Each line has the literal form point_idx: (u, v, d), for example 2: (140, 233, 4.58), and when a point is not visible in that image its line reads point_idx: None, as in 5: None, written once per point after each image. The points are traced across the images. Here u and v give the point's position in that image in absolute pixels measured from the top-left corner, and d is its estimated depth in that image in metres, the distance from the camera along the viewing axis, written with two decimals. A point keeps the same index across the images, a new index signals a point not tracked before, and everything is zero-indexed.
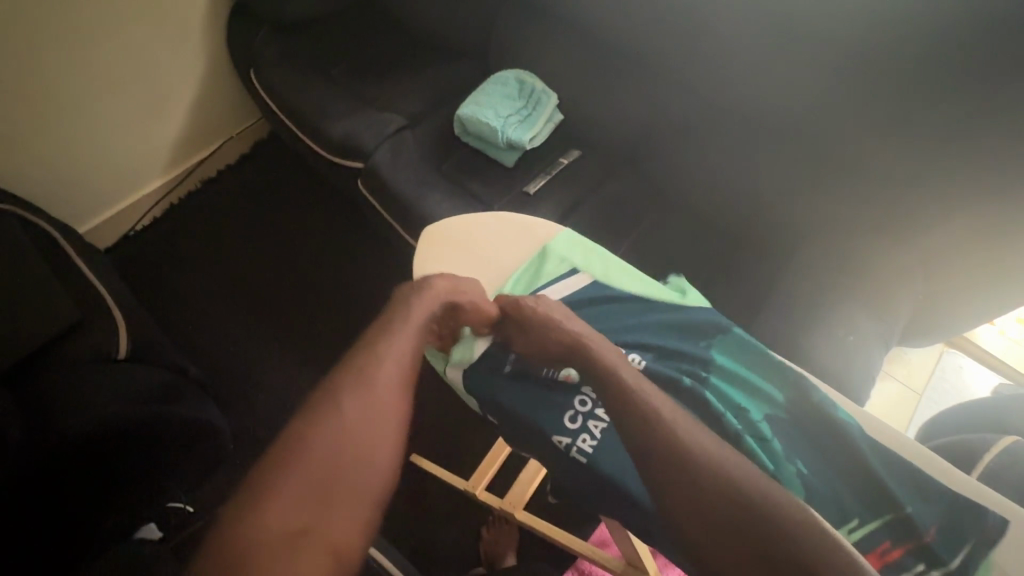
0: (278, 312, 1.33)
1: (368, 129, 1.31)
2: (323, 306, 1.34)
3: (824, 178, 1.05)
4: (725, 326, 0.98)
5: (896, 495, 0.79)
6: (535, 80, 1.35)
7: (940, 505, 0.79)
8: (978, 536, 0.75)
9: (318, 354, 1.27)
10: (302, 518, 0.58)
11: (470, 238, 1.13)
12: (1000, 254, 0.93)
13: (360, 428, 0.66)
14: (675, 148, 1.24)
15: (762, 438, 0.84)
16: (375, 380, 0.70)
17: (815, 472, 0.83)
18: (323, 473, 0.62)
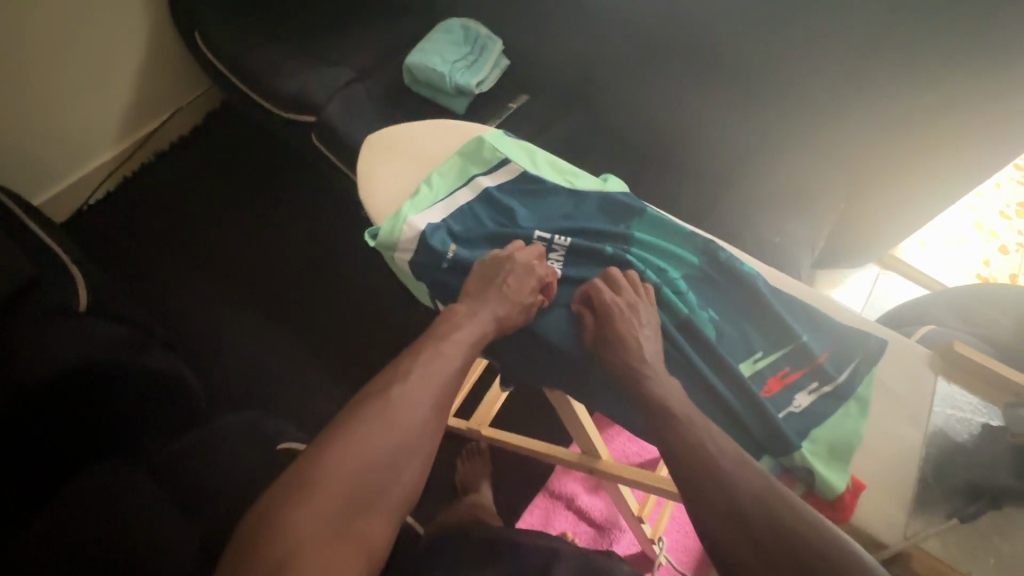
0: (252, 280, 1.50)
1: (318, 82, 1.37)
2: (293, 269, 1.52)
3: (750, 101, 1.17)
4: (642, 205, 0.84)
5: (791, 325, 0.74)
6: (480, 27, 1.40)
7: (838, 340, 0.74)
8: (861, 354, 0.72)
9: (288, 313, 1.46)
10: (334, 532, 0.53)
11: (403, 144, 0.93)
12: (909, 137, 1.08)
13: (399, 442, 0.60)
14: (613, 85, 1.32)
15: (676, 290, 0.76)
16: (416, 390, 0.63)
17: (725, 317, 0.76)
18: (357, 486, 0.56)
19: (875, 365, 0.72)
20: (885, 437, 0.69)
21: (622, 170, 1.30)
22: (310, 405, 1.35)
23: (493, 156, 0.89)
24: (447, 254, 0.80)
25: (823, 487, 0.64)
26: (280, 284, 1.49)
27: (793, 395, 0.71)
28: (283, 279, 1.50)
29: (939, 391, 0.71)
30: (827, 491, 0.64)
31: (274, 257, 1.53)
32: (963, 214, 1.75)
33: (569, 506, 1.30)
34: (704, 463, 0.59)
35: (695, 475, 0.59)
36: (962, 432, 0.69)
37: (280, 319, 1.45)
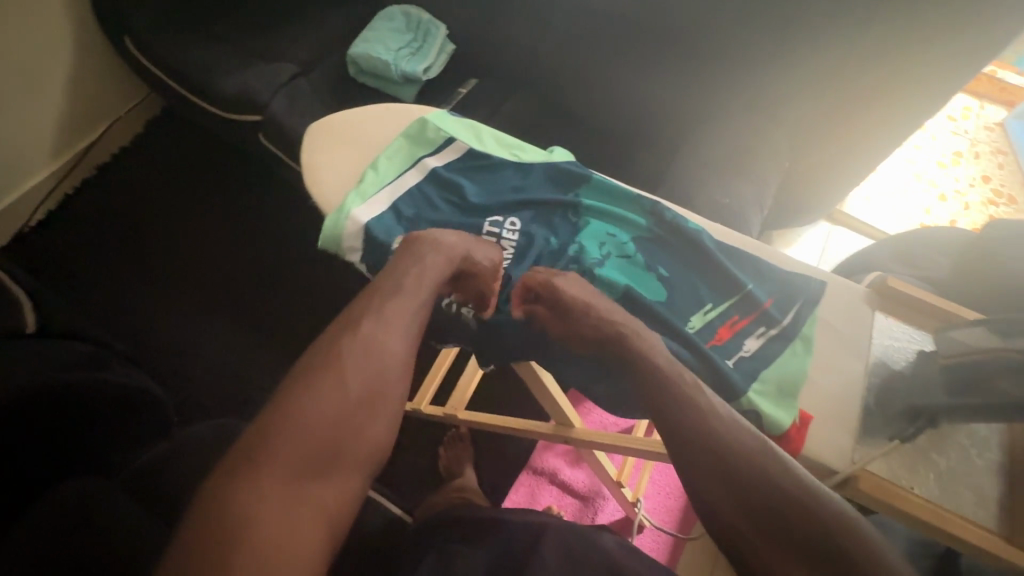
0: (212, 286, 1.46)
1: (262, 80, 1.33)
2: (253, 272, 1.49)
3: (695, 69, 1.19)
4: (588, 172, 0.83)
5: (737, 276, 0.75)
6: (421, 13, 1.39)
7: (783, 287, 0.75)
8: (805, 297, 0.74)
9: (251, 317, 1.43)
10: (295, 490, 0.53)
11: (346, 131, 0.88)
12: (847, 89, 1.12)
13: (363, 396, 0.59)
14: (561, 62, 1.32)
15: (625, 253, 0.76)
16: (377, 343, 0.62)
17: (675, 275, 0.76)
18: (317, 444, 0.55)
19: (817, 307, 0.74)
20: (828, 374, 0.70)
21: (576, 147, 1.31)
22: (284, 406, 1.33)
23: (438, 136, 0.85)
24: (393, 245, 0.74)
25: (769, 425, 0.65)
26: (242, 289, 1.46)
27: (742, 341, 0.72)
28: (244, 284, 1.47)
29: (876, 326, 0.73)
30: (772, 428, 0.65)
31: (232, 261, 1.50)
32: (903, 167, 1.83)
33: (552, 481, 1.32)
34: (692, 424, 0.59)
35: (685, 439, 0.59)
36: (898, 359, 0.71)
37: (245, 324, 1.42)
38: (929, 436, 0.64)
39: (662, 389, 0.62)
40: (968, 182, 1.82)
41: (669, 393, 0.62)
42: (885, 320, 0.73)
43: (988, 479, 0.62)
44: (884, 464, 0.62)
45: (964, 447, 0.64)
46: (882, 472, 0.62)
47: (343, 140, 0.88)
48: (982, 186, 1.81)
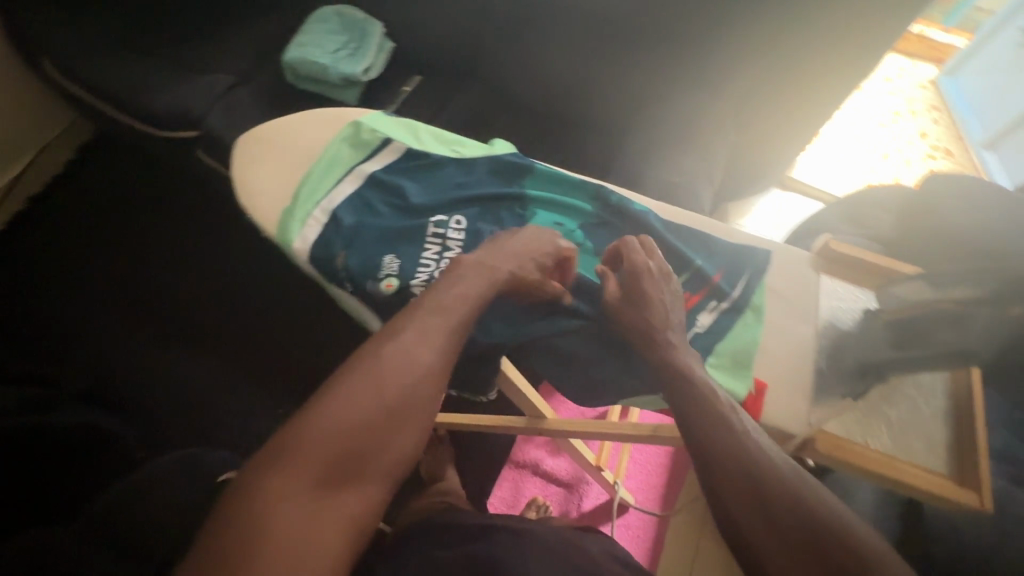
0: (165, 312, 1.39)
1: (194, 93, 1.26)
2: (207, 294, 1.42)
3: (638, 49, 1.19)
4: (530, 162, 0.80)
5: (686, 254, 0.74)
6: (356, 12, 1.35)
7: (730, 260, 0.75)
8: (753, 268, 0.74)
9: (208, 340, 1.37)
10: (315, 495, 0.49)
11: (278, 137, 0.83)
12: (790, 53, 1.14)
13: (397, 403, 0.54)
14: (503, 51, 1.29)
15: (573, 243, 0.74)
16: (412, 348, 0.57)
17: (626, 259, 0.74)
18: (342, 448, 0.50)
19: (764, 277, 0.74)
20: (782, 342, 0.70)
21: (527, 135, 1.30)
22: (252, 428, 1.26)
23: (373, 138, 0.81)
24: (336, 261, 0.71)
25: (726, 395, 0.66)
26: (199, 311, 1.40)
27: (696, 320, 0.71)
28: (200, 305, 1.41)
29: (822, 289, 0.74)
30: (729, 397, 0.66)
31: (184, 284, 1.43)
32: (846, 130, 1.89)
33: (536, 472, 1.32)
34: (722, 442, 0.55)
35: (716, 464, 0.54)
36: (846, 319, 0.72)
37: (204, 347, 1.36)
38: (879, 391, 0.67)
39: (688, 404, 0.59)
40: (907, 139, 1.89)
41: (696, 411, 0.58)
42: (831, 282, 0.75)
43: (937, 426, 0.64)
44: (838, 422, 0.64)
45: (912, 398, 0.67)
46: (837, 431, 0.64)
47: (275, 150, 0.82)
48: (920, 142, 1.89)
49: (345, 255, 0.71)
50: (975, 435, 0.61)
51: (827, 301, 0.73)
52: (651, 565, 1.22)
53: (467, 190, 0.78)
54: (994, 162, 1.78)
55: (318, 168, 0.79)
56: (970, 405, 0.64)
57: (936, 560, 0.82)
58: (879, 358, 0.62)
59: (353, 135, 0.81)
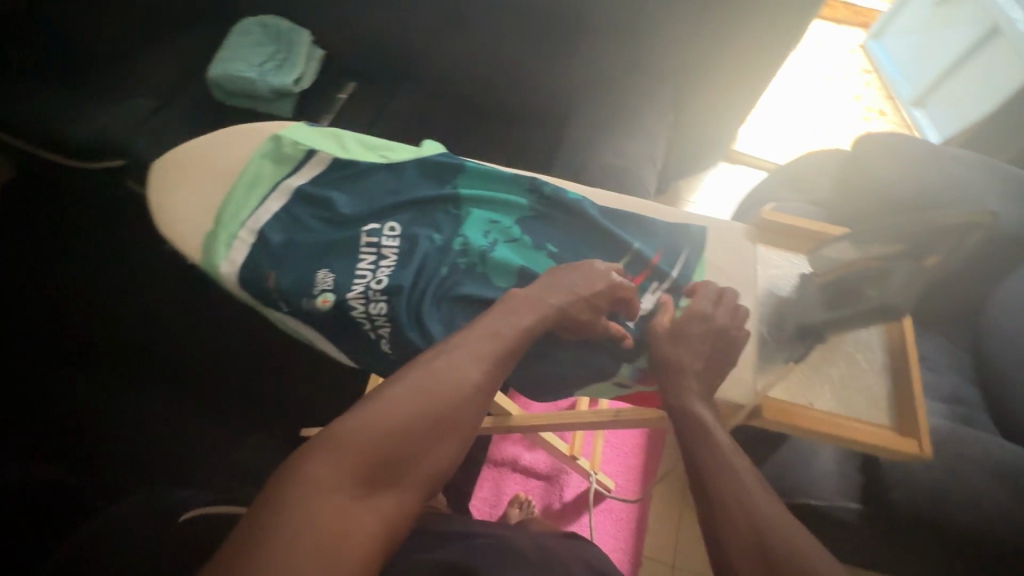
0: (83, 344, 1.24)
1: (114, 118, 1.19)
2: (129, 318, 1.28)
3: (570, 36, 1.18)
4: (460, 160, 0.78)
5: (623, 238, 0.74)
6: (279, 21, 1.31)
7: (667, 239, 0.75)
8: (689, 245, 0.75)
9: (135, 366, 1.22)
10: (357, 487, 0.47)
11: (199, 160, 0.80)
12: (722, 29, 1.14)
13: (441, 414, 0.53)
14: (436, 50, 1.27)
15: (510, 239, 0.73)
16: (457, 361, 0.57)
17: (565, 249, 0.74)
18: (388, 445, 0.50)
19: (703, 253, 0.75)
20: None
21: (469, 131, 1.28)
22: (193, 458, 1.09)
23: (296, 151, 0.78)
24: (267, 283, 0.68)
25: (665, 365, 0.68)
26: (122, 336, 1.25)
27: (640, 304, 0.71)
28: (122, 330, 1.26)
29: (758, 258, 0.75)
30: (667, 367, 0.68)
31: (103, 309, 1.29)
32: (785, 99, 1.95)
33: (515, 469, 1.32)
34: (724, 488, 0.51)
35: (713, 507, 0.50)
36: (784, 286, 0.73)
37: (129, 373, 1.20)
38: (818, 353, 0.68)
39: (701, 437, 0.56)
40: (843, 102, 1.95)
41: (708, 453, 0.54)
42: (765, 251, 0.76)
43: (875, 380, 0.66)
44: (783, 388, 0.65)
45: (852, 354, 0.69)
46: (783, 395, 0.65)
47: (191, 172, 0.79)
48: (855, 105, 1.95)
49: (277, 275, 0.69)
50: (911, 386, 0.63)
51: (766, 270, 0.74)
52: (635, 547, 1.23)
53: (399, 195, 0.76)
54: (924, 118, 1.84)
55: (238, 187, 0.76)
56: (905, 355, 0.66)
57: (894, 506, 0.85)
58: (815, 321, 0.64)
59: (273, 151, 0.78)
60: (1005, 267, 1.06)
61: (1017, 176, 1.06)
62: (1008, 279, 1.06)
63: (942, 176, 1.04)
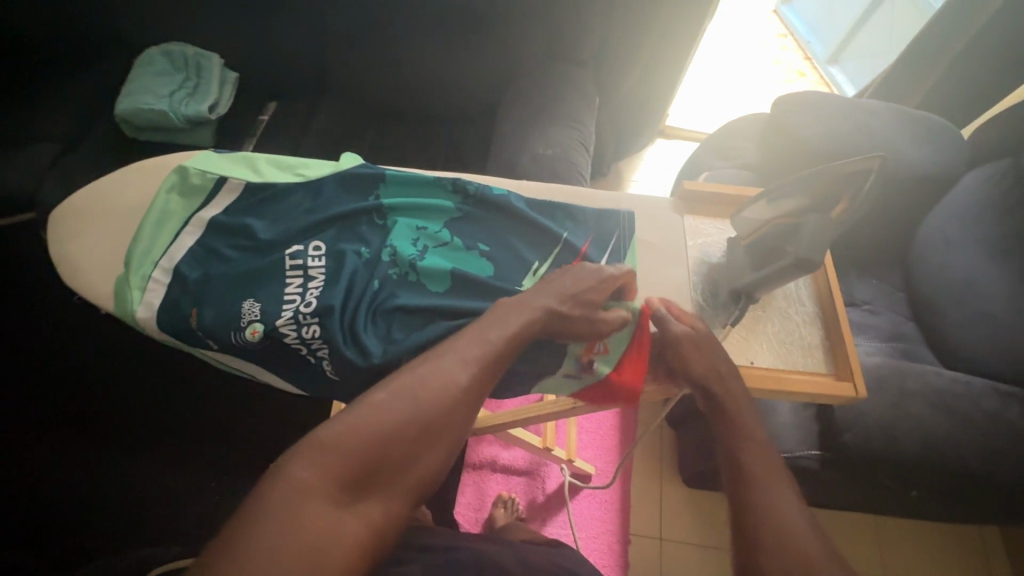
0: (5, 419, 1.15)
1: (14, 169, 1.11)
2: (54, 379, 1.18)
3: (487, 31, 1.17)
4: (381, 170, 0.77)
5: (551, 228, 0.74)
6: (184, 47, 1.25)
7: (595, 222, 0.76)
8: (618, 228, 0.75)
9: (72, 431, 1.14)
10: (344, 493, 0.50)
11: (109, 199, 0.78)
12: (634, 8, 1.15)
13: (426, 421, 0.54)
14: (355, 60, 1.24)
15: (439, 243, 0.72)
16: (443, 369, 0.57)
17: (496, 246, 0.73)
18: (374, 452, 0.52)
19: (632, 232, 0.76)
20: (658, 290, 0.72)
21: (401, 139, 1.27)
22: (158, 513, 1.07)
23: (205, 181, 0.75)
24: (192, 319, 0.67)
25: (614, 347, 0.69)
26: (47, 405, 1.16)
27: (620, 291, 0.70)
28: (47, 398, 1.17)
29: (686, 230, 0.76)
30: (615, 351, 0.69)
31: (21, 378, 1.18)
32: (710, 70, 2.00)
33: (494, 469, 1.31)
34: (755, 498, 0.53)
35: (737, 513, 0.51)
36: (715, 252, 0.75)
37: (64, 444, 1.12)
38: (752, 312, 0.70)
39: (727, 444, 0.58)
40: (765, 66, 2.02)
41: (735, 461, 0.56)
42: (694, 220, 0.78)
43: (807, 331, 0.69)
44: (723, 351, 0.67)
45: (785, 309, 0.71)
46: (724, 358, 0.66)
47: (99, 217, 0.77)
48: (777, 67, 2.02)
49: (200, 311, 0.67)
50: (840, 332, 0.66)
51: (697, 239, 0.76)
52: (620, 529, 1.24)
53: (321, 213, 0.73)
54: (840, 73, 1.92)
55: (143, 225, 0.73)
56: (833, 304, 0.69)
57: (849, 447, 0.89)
58: (746, 283, 0.65)
59: (179, 182, 0.75)
60: (924, 207, 1.12)
61: (924, 120, 1.10)
62: (927, 218, 1.12)
63: (857, 127, 1.08)
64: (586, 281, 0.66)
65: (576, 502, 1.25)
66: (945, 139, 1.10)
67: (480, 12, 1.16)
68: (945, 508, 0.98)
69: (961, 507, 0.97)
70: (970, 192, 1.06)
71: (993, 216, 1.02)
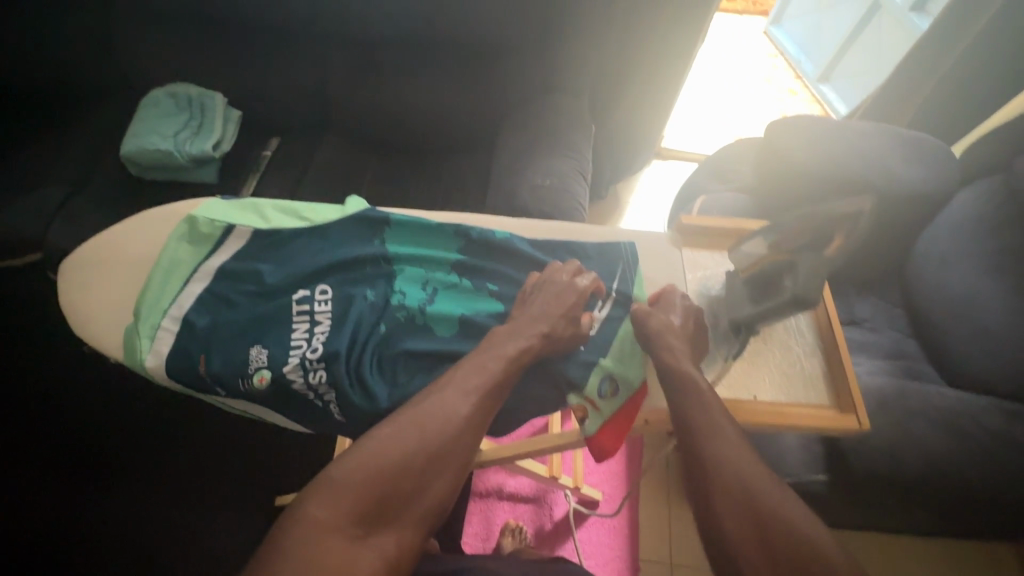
0: (14, 462, 1.15)
1: (24, 211, 1.13)
2: (61, 420, 1.19)
3: (483, 67, 1.21)
4: (384, 215, 0.78)
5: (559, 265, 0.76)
6: (188, 88, 1.27)
7: (597, 259, 0.78)
8: (622, 263, 0.77)
9: (78, 472, 1.14)
10: (357, 526, 0.50)
11: (118, 249, 0.79)
12: (625, 43, 1.18)
13: (431, 450, 0.56)
14: (354, 94, 1.26)
15: (449, 285, 0.74)
16: (444, 398, 0.59)
17: (505, 285, 0.75)
18: (384, 485, 0.53)
19: (637, 266, 0.77)
20: None
21: (402, 171, 1.29)
22: (167, 551, 1.07)
23: (214, 229, 0.77)
24: (202, 367, 0.68)
25: (605, 406, 0.68)
26: (54, 447, 1.16)
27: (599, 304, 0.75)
28: (53, 440, 1.17)
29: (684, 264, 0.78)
30: (606, 410, 0.67)
31: (28, 421, 1.19)
32: (703, 92, 2.04)
33: (501, 497, 1.30)
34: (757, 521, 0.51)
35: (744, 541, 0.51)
36: (713, 285, 0.76)
37: (71, 487, 1.13)
38: (753, 344, 0.71)
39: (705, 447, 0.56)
40: (756, 87, 2.06)
41: (716, 470, 0.54)
42: (691, 254, 0.79)
43: (808, 362, 0.69)
44: (725, 385, 0.67)
45: (786, 340, 0.72)
46: (727, 393, 0.67)
47: (108, 266, 0.78)
48: (769, 88, 2.05)
49: (208, 359, 0.68)
50: (840, 363, 0.66)
51: (696, 272, 0.78)
52: (630, 556, 1.22)
53: (326, 257, 0.75)
54: (831, 92, 1.96)
55: (151, 275, 0.74)
56: (833, 335, 0.70)
57: (856, 471, 0.89)
58: (745, 317, 0.65)
59: (189, 231, 0.77)
60: (919, 225, 1.13)
61: (914, 141, 1.12)
62: (923, 236, 1.13)
63: (851, 150, 1.09)
64: (569, 301, 0.69)
65: (583, 531, 1.24)
66: (936, 158, 1.11)
67: (477, 47, 1.20)
68: (963, 531, 0.96)
69: (979, 530, 0.95)
70: (963, 210, 1.07)
71: (987, 234, 1.02)
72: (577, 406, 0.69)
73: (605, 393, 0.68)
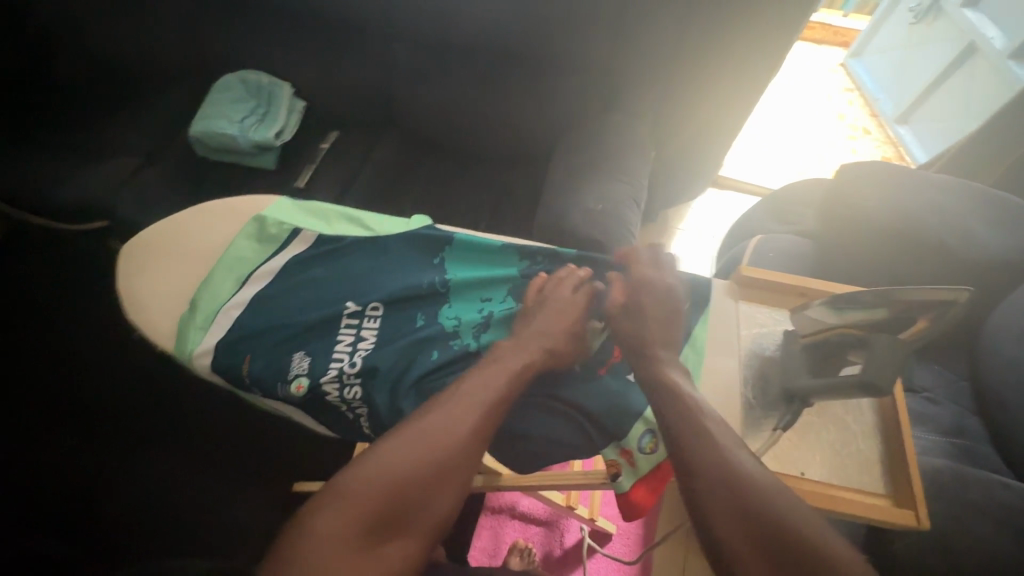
0: (63, 415, 1.22)
1: (98, 179, 1.19)
2: (110, 382, 1.26)
3: (546, 81, 1.19)
4: (448, 234, 0.79)
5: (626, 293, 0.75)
6: (260, 75, 1.31)
7: None
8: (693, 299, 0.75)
9: (119, 435, 1.20)
10: (363, 539, 0.49)
11: (182, 237, 0.82)
12: (696, 71, 1.14)
13: (436, 463, 0.54)
14: (415, 96, 1.27)
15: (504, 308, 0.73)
16: (451, 411, 0.57)
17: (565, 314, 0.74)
18: (392, 497, 0.51)
19: (708, 304, 0.74)
20: (724, 380, 0.68)
21: (454, 176, 1.30)
22: (189, 519, 1.11)
23: (281, 230, 0.79)
24: (248, 364, 0.70)
25: (642, 462, 0.65)
26: (100, 406, 1.23)
27: None
28: (101, 400, 1.24)
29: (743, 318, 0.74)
30: (642, 468, 0.64)
31: (80, 378, 1.26)
32: (769, 123, 1.96)
33: (513, 515, 1.28)
34: None
35: None
36: (767, 344, 0.72)
37: (109, 450, 1.19)
38: (805, 416, 0.68)
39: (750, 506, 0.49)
40: (828, 122, 1.96)
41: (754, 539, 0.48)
42: (750, 308, 0.76)
43: (866, 445, 0.66)
44: (772, 456, 0.64)
45: (842, 416, 0.69)
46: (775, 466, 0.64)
47: (170, 253, 0.81)
48: (841, 124, 1.96)
49: (251, 357, 0.70)
50: (902, 450, 0.63)
51: (752, 326, 0.74)
52: None
53: (386, 273, 0.76)
54: (909, 135, 1.83)
55: (213, 271, 0.76)
56: (894, 417, 0.66)
57: (899, 555, 0.82)
58: (800, 385, 0.62)
59: (257, 230, 0.79)
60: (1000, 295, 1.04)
61: (1005, 202, 1.03)
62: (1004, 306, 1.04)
63: (927, 206, 1.02)
64: None
65: (592, 564, 1.21)
66: None
67: (542, 61, 1.19)
68: None
69: None
70: None
71: None
72: (611, 460, 0.66)
73: (644, 448, 0.65)
